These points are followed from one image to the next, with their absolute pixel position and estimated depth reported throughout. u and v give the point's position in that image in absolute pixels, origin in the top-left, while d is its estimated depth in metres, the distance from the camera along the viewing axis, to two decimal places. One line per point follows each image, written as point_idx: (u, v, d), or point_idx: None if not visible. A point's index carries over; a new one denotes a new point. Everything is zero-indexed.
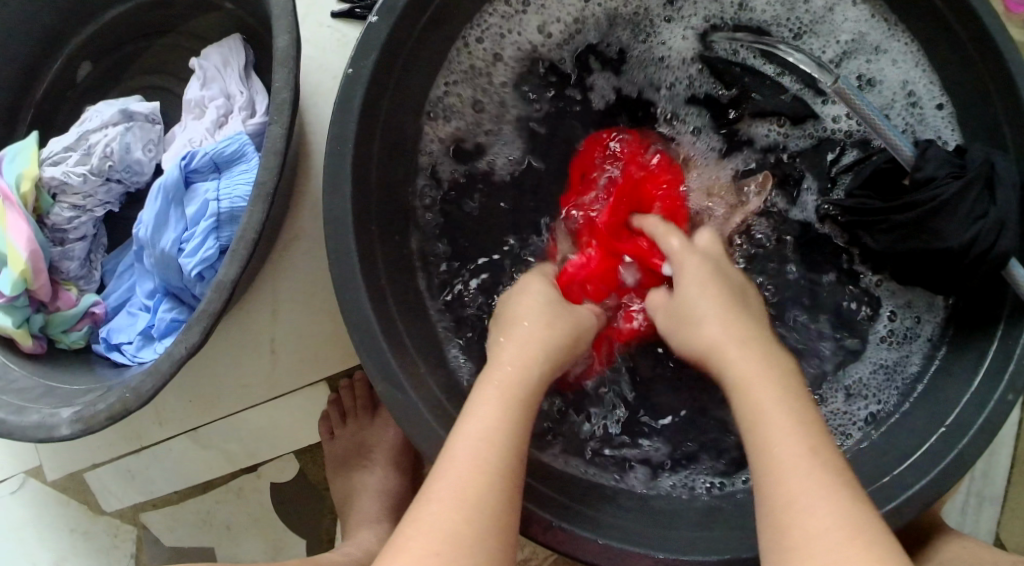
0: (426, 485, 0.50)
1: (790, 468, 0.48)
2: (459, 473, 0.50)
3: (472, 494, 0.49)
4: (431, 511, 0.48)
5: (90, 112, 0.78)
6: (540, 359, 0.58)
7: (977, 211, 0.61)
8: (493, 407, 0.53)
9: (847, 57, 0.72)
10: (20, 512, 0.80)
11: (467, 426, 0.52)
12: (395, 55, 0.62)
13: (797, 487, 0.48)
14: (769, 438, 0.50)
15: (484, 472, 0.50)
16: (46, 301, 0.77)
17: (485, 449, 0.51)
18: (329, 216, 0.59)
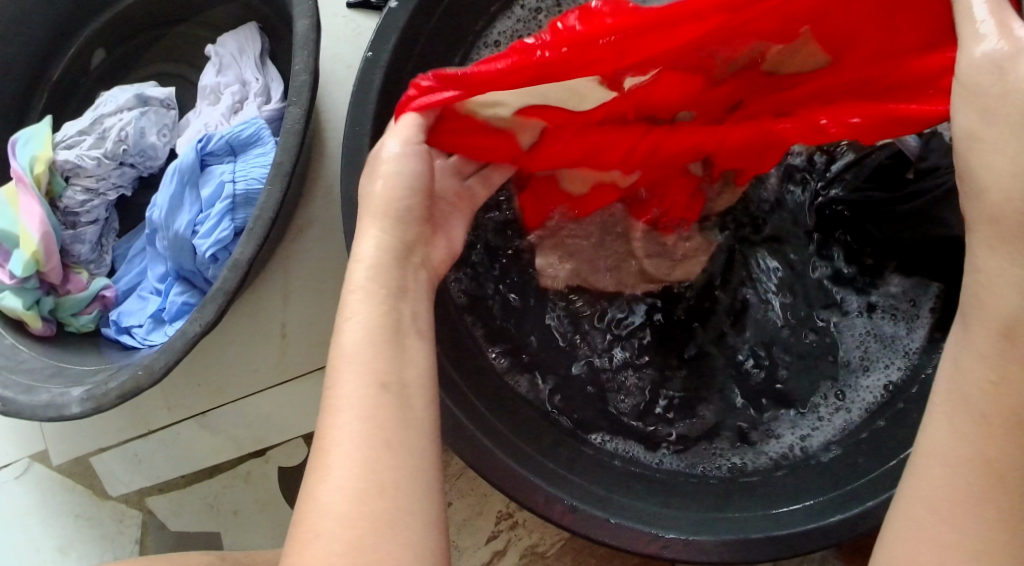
0: (314, 476, 0.46)
1: (940, 463, 0.45)
2: (344, 458, 0.46)
3: (360, 450, 0.46)
4: (326, 498, 0.45)
5: (105, 98, 0.79)
6: (383, 318, 0.51)
7: None
8: (361, 346, 0.49)
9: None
10: (25, 496, 0.80)
11: (337, 394, 0.48)
12: (412, 40, 0.63)
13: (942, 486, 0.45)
14: (932, 471, 0.45)
15: (369, 431, 0.47)
16: (57, 283, 0.77)
17: (369, 421, 0.47)
18: (345, 195, 0.60)
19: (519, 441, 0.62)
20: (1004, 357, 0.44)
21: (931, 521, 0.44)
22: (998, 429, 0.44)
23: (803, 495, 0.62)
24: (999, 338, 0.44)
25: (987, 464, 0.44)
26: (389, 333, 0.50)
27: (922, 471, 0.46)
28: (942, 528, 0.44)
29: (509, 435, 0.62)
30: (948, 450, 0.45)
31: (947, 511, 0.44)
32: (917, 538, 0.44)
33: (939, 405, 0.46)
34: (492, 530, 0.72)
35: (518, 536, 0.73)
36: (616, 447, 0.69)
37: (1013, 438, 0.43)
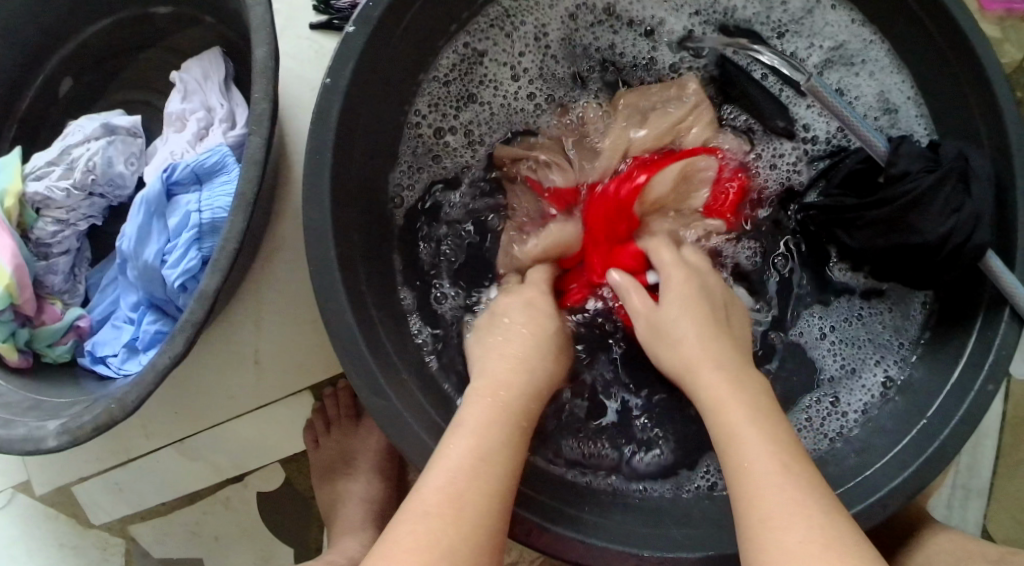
0: (390, 535, 0.49)
1: (776, 499, 0.49)
2: (421, 519, 0.49)
3: (467, 503, 0.50)
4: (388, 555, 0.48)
5: (72, 127, 0.79)
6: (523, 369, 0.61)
7: (953, 204, 0.62)
8: (474, 416, 0.56)
9: (828, 64, 0.74)
10: (8, 527, 0.80)
11: (446, 452, 0.53)
12: (372, 64, 0.62)
13: (780, 519, 0.48)
14: (767, 512, 0.49)
15: (472, 464, 0.52)
16: (32, 315, 0.77)
17: (456, 480, 0.51)
18: (308, 223, 0.59)
19: None
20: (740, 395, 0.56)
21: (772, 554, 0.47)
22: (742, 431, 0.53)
23: None
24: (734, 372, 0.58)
25: (827, 520, 0.48)
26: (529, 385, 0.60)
27: (744, 505, 0.50)
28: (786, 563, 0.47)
29: None
30: (796, 498, 0.49)
31: (784, 523, 0.48)
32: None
33: (749, 422, 0.53)
34: None
35: (498, 553, 0.73)
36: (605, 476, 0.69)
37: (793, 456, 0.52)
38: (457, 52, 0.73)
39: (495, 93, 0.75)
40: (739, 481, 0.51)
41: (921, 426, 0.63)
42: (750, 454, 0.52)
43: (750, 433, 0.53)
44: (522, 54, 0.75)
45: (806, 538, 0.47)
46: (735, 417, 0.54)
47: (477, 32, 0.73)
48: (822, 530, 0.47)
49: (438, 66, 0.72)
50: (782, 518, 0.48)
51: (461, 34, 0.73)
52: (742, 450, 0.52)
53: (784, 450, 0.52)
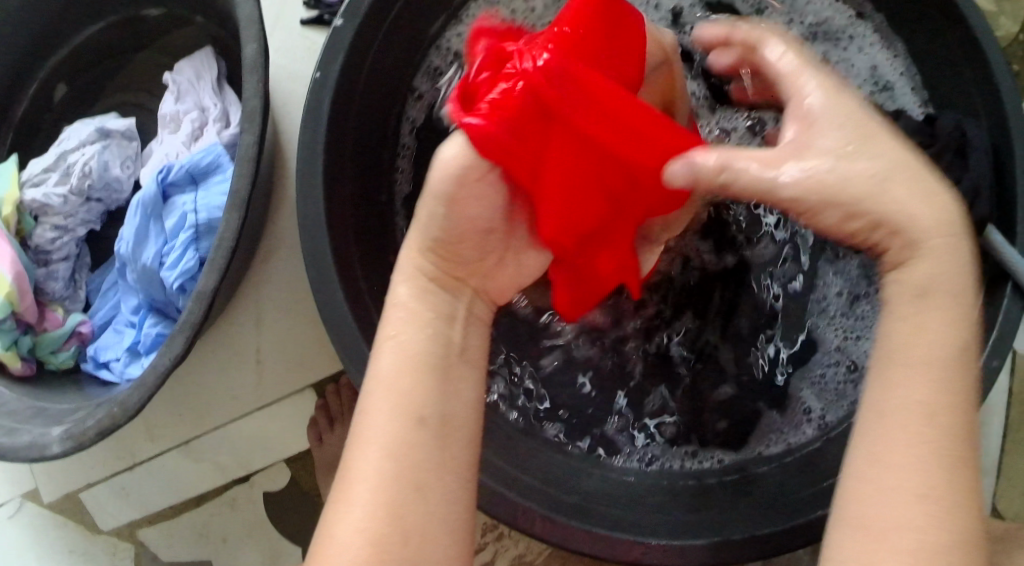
0: (331, 513, 0.43)
1: (920, 401, 0.41)
2: (365, 496, 0.43)
3: (367, 488, 0.43)
4: (337, 545, 0.42)
5: (68, 133, 0.79)
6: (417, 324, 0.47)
7: (950, 176, 0.62)
8: (390, 390, 0.45)
9: (816, 40, 0.73)
10: (18, 536, 0.80)
11: (363, 422, 0.45)
12: (362, 56, 0.61)
13: (919, 423, 0.41)
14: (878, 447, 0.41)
15: (386, 449, 0.44)
16: (34, 322, 0.77)
17: (400, 449, 0.44)
18: (303, 219, 0.59)
19: (499, 459, 0.62)
20: (912, 315, 0.42)
21: (875, 479, 0.41)
22: (898, 371, 0.42)
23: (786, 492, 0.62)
24: (911, 296, 0.43)
25: (947, 483, 0.40)
26: (422, 361, 0.46)
27: (887, 426, 0.41)
28: (889, 486, 0.40)
29: (488, 454, 0.61)
30: (883, 444, 0.41)
31: (897, 476, 0.40)
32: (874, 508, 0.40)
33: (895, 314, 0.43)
34: (479, 542, 0.72)
35: (505, 546, 0.73)
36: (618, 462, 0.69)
37: (929, 389, 0.41)
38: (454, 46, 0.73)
39: None
40: (874, 412, 0.42)
41: None
42: (909, 394, 0.41)
43: (931, 334, 0.42)
44: None
45: (911, 481, 0.40)
46: (905, 347, 0.42)
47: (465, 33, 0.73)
48: (953, 452, 0.40)
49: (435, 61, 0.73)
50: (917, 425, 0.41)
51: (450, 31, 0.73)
52: (898, 379, 0.42)
53: (949, 331, 0.42)
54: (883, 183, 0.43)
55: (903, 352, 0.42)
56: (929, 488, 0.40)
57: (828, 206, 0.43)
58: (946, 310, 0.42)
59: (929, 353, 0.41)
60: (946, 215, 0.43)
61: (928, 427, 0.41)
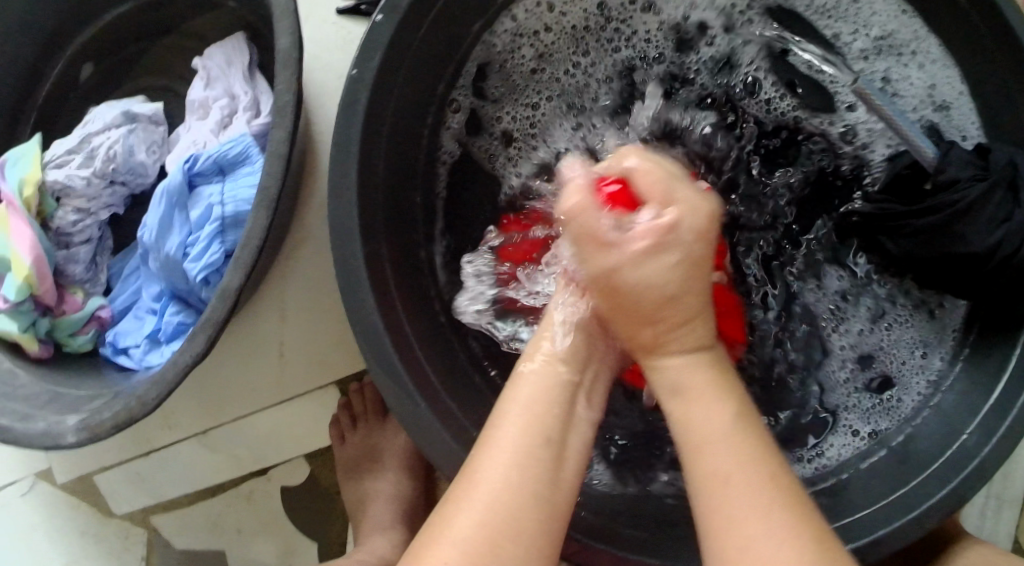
0: (450, 503, 0.48)
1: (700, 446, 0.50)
2: (474, 509, 0.47)
3: (483, 503, 0.47)
4: (454, 531, 0.46)
5: (93, 115, 0.78)
6: (551, 398, 0.53)
7: (1001, 215, 0.60)
8: (525, 417, 0.51)
9: (878, 52, 0.70)
10: (31, 515, 0.79)
11: (496, 435, 0.50)
12: (399, 54, 0.60)
13: (725, 484, 0.48)
14: (730, 492, 0.47)
15: (511, 464, 0.49)
16: (52, 305, 0.76)
17: (515, 471, 0.48)
18: (333, 221, 0.58)
19: None
20: (699, 387, 0.52)
21: (734, 539, 0.46)
22: (704, 456, 0.49)
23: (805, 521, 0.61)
24: (719, 379, 0.52)
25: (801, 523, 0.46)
26: (541, 420, 0.51)
27: (730, 500, 0.47)
28: (766, 542, 0.45)
29: None
30: (734, 499, 0.47)
31: (744, 513, 0.46)
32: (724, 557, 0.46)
33: (692, 452, 0.50)
34: None
35: None
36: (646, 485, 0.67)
37: (725, 459, 0.48)
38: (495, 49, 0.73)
39: (521, 105, 0.74)
40: (705, 496, 0.48)
41: (959, 441, 0.61)
42: (713, 461, 0.49)
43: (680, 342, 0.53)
44: (549, 57, 0.74)
45: (757, 508, 0.46)
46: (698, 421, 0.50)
47: (508, 35, 0.72)
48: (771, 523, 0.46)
49: (476, 61, 0.72)
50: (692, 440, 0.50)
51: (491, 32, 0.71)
52: (706, 450, 0.49)
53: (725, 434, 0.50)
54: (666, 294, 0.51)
55: (693, 440, 0.50)
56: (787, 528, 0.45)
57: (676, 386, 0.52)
58: (707, 401, 0.51)
59: (707, 444, 0.49)
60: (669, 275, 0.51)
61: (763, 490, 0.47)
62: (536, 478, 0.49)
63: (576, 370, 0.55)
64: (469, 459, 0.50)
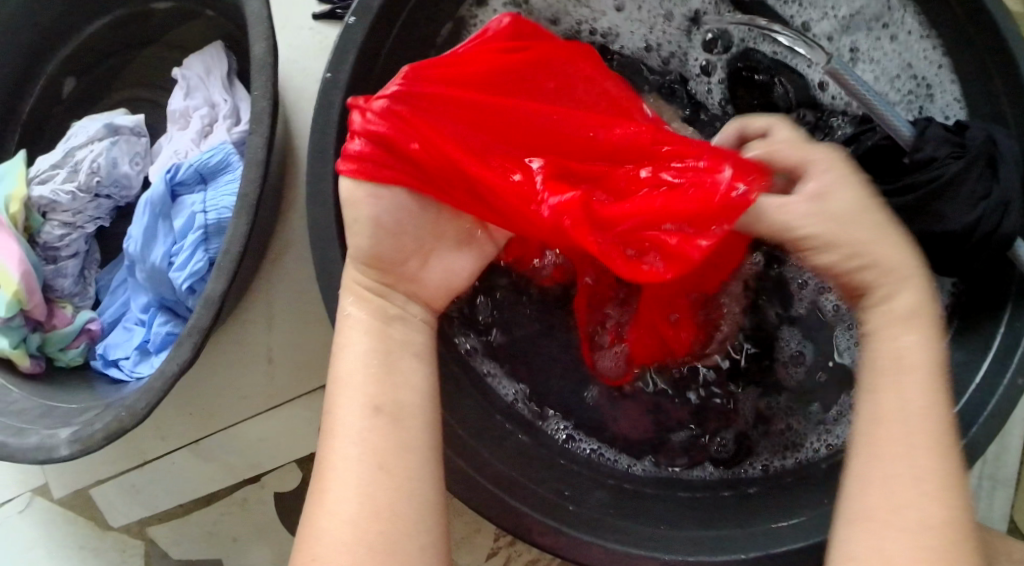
0: (320, 503, 0.48)
1: (900, 469, 0.46)
2: (355, 477, 0.48)
3: (360, 475, 0.48)
4: (328, 527, 0.47)
5: (76, 128, 0.78)
6: (374, 335, 0.53)
7: (980, 191, 0.60)
8: (358, 357, 0.52)
9: (844, 30, 0.71)
10: (30, 531, 0.79)
11: (336, 424, 0.50)
12: (373, 57, 0.60)
13: (910, 483, 0.45)
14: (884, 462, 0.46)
15: (367, 448, 0.49)
16: (42, 320, 0.76)
17: (365, 438, 0.49)
18: (312, 225, 0.58)
19: (507, 469, 0.61)
20: (896, 341, 0.49)
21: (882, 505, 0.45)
22: (886, 383, 0.48)
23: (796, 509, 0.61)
24: (904, 319, 0.49)
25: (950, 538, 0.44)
26: (375, 378, 0.51)
27: (891, 448, 0.47)
28: (900, 518, 0.45)
29: (499, 464, 0.61)
30: (901, 460, 0.46)
31: (894, 478, 0.46)
32: (869, 510, 0.46)
33: (869, 389, 0.49)
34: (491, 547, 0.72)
35: (517, 551, 0.74)
36: (589, 452, 0.69)
37: (924, 463, 0.46)
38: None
39: None
40: (872, 418, 0.48)
41: None
42: (908, 425, 0.47)
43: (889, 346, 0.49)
44: None
45: (918, 475, 0.46)
46: (903, 357, 0.48)
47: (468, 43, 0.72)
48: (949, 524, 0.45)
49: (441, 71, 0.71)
50: (906, 455, 0.46)
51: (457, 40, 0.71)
52: (887, 402, 0.48)
53: (926, 418, 0.47)
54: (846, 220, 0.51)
55: (887, 364, 0.49)
56: (932, 517, 0.45)
57: (883, 319, 0.50)
58: (914, 326, 0.49)
59: (903, 407, 0.47)
60: (856, 199, 0.52)
61: (940, 479, 0.46)
62: (400, 443, 0.49)
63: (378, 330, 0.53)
64: (321, 453, 0.50)
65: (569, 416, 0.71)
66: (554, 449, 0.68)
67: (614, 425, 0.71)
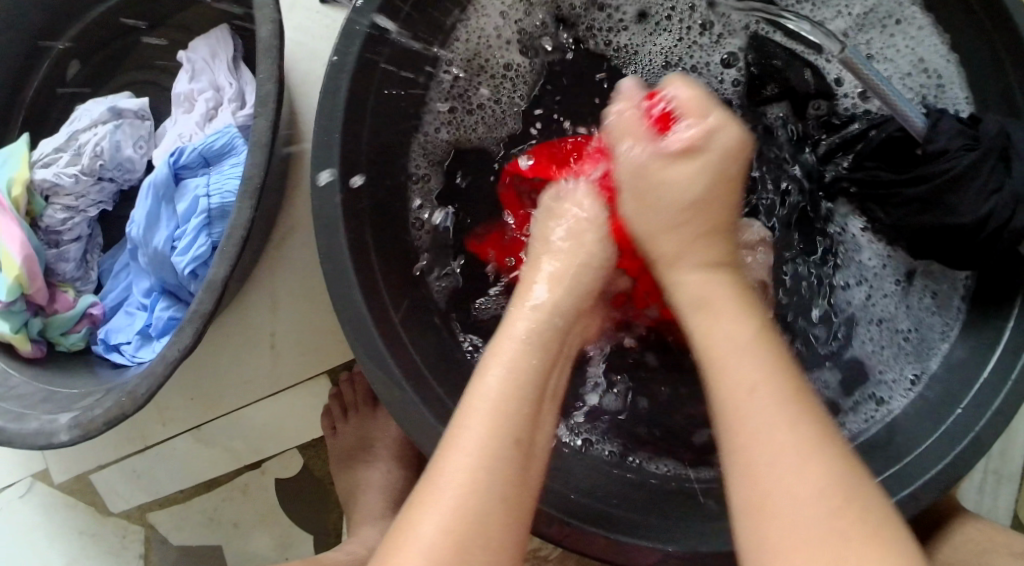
0: (415, 510, 0.48)
1: (797, 482, 0.46)
2: (455, 494, 0.47)
3: (459, 493, 0.47)
4: (420, 536, 0.46)
5: (80, 111, 0.77)
6: (522, 370, 0.53)
7: (992, 185, 0.59)
8: (498, 389, 0.51)
9: (859, 28, 0.71)
10: (30, 515, 0.79)
11: (458, 433, 0.49)
12: (380, 40, 0.59)
13: (805, 474, 0.46)
14: (783, 453, 0.47)
15: (470, 478, 0.47)
16: (44, 304, 0.76)
17: (485, 463, 0.48)
18: (316, 209, 0.57)
19: None
20: (747, 356, 0.51)
21: (806, 512, 0.45)
22: (794, 393, 0.49)
23: None
24: (762, 331, 0.53)
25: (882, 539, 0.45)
26: (506, 407, 0.50)
27: (779, 450, 0.47)
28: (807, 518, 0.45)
29: None
30: (790, 460, 0.46)
31: (772, 481, 0.46)
32: (786, 533, 0.45)
33: (739, 397, 0.49)
34: None
35: None
36: (595, 447, 0.69)
37: (794, 458, 0.47)
38: (460, 56, 0.71)
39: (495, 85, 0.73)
40: (745, 435, 0.48)
41: (954, 417, 0.60)
42: (761, 421, 0.48)
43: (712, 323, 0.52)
44: (517, 48, 0.73)
45: (794, 482, 0.46)
46: (737, 365, 0.51)
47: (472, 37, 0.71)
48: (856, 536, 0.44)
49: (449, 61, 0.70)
50: (777, 449, 0.47)
51: (465, 25, 0.70)
52: (737, 400, 0.49)
53: (780, 416, 0.48)
54: (704, 223, 0.58)
55: (738, 365, 0.51)
56: (839, 518, 0.45)
57: (714, 322, 0.54)
58: (725, 314, 0.54)
59: (774, 413, 0.48)
60: (703, 181, 0.58)
61: (837, 485, 0.46)
62: (512, 488, 0.48)
63: (545, 357, 0.55)
64: (434, 460, 0.49)
65: (567, 404, 0.72)
66: (564, 442, 0.69)
67: (613, 415, 0.72)
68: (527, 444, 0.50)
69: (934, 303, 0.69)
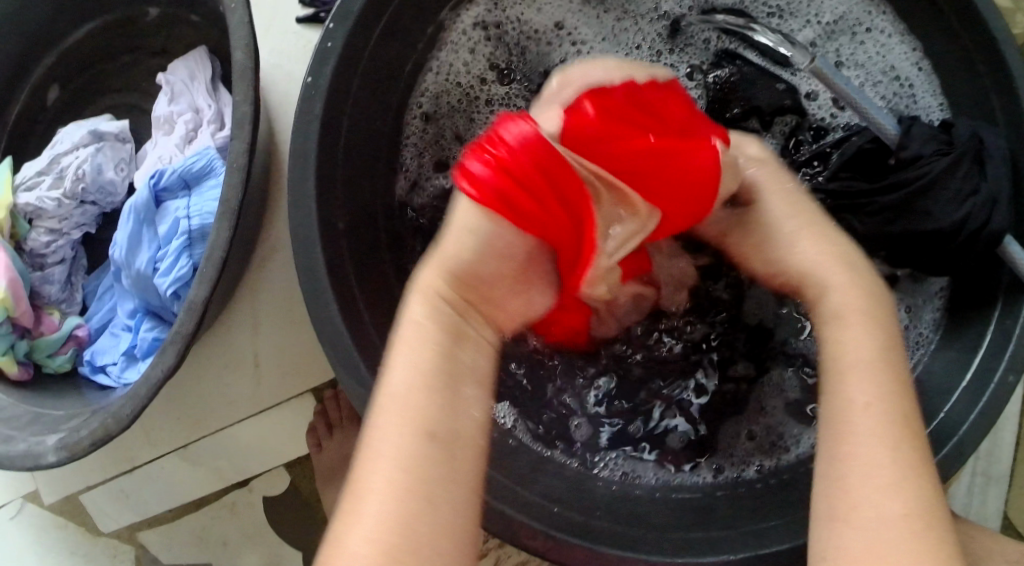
0: (337, 534, 0.43)
1: (870, 463, 0.45)
2: (384, 507, 0.43)
3: (389, 503, 0.43)
4: (348, 554, 0.42)
5: (61, 135, 0.78)
6: (422, 362, 0.47)
7: (967, 187, 0.60)
8: (406, 391, 0.46)
9: (829, 37, 0.71)
10: (21, 537, 0.79)
11: (375, 439, 0.45)
12: (354, 60, 0.60)
13: (873, 452, 0.45)
14: (845, 430, 0.47)
15: (390, 487, 0.43)
16: (30, 327, 0.76)
17: (407, 464, 0.44)
18: (294, 230, 0.58)
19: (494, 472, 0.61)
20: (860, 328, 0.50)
21: (851, 481, 0.45)
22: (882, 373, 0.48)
23: (782, 511, 0.61)
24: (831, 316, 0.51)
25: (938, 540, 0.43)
26: (417, 404, 0.46)
27: (850, 428, 0.47)
28: (871, 502, 0.44)
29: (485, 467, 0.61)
30: (874, 452, 0.45)
31: (850, 459, 0.46)
32: (833, 504, 0.45)
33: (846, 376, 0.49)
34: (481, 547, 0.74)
35: (506, 552, 0.74)
36: (571, 457, 0.69)
37: (867, 451, 0.46)
38: (428, 90, 0.73)
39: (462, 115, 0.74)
40: (840, 414, 0.48)
41: (937, 421, 0.61)
42: (860, 396, 0.47)
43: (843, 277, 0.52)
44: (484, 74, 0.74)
45: (875, 469, 0.45)
46: (847, 350, 0.49)
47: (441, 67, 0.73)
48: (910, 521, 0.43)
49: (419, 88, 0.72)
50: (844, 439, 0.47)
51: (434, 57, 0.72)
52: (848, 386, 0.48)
53: (902, 408, 0.47)
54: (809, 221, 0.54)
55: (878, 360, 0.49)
56: (886, 503, 0.44)
57: (844, 304, 0.51)
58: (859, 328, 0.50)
59: (871, 393, 0.47)
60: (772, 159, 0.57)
61: (913, 479, 0.45)
62: (448, 475, 0.45)
63: (449, 355, 0.48)
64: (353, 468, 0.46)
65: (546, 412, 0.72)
66: (540, 454, 0.69)
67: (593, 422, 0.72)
68: (443, 433, 0.46)
69: (906, 316, 0.69)
